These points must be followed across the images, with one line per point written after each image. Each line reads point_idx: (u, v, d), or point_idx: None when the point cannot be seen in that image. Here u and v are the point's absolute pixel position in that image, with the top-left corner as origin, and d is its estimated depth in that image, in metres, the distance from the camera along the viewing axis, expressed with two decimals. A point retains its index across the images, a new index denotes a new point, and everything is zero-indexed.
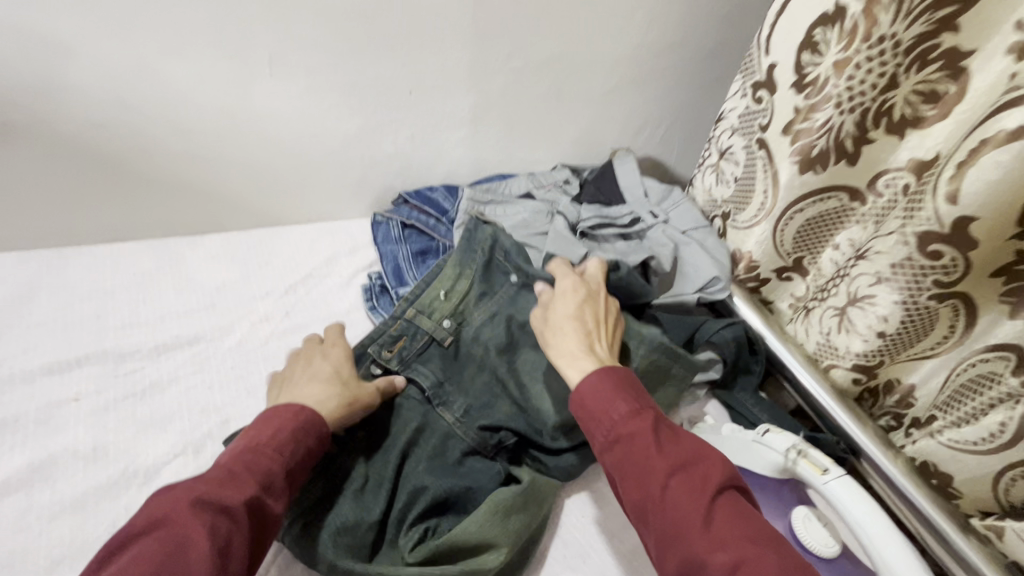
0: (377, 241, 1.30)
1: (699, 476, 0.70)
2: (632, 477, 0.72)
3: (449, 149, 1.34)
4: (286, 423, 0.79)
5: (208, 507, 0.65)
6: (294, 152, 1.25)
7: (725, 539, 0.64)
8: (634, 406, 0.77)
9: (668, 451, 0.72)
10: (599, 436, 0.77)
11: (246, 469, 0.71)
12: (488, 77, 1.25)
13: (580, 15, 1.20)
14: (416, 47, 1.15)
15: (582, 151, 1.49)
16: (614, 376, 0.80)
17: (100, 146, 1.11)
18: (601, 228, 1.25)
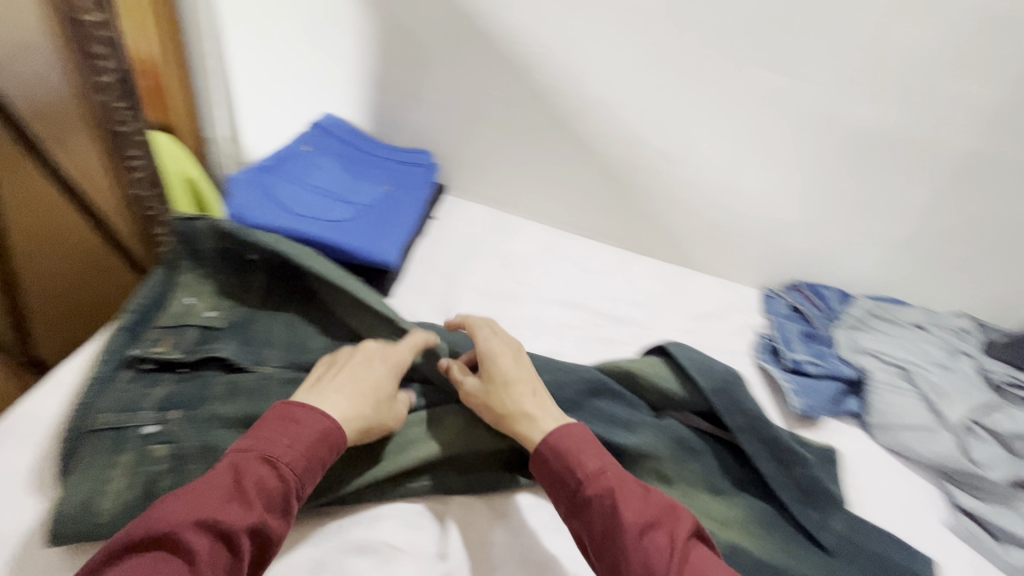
0: (767, 311, 0.89)
1: (666, 531, 0.44)
2: (595, 540, 0.45)
3: (904, 241, 0.86)
4: (325, 414, 0.49)
5: (261, 489, 0.42)
6: (830, 211, 0.85)
7: None
8: (605, 462, 0.49)
9: (635, 505, 0.45)
10: (568, 500, 0.49)
11: (290, 446, 0.45)
12: (962, 187, 0.79)
13: (918, 238, 0.85)
14: (880, 196, 0.82)
15: (991, 314, 0.91)
16: (575, 431, 0.52)
17: (847, 120, 0.76)
18: (1012, 386, 0.76)
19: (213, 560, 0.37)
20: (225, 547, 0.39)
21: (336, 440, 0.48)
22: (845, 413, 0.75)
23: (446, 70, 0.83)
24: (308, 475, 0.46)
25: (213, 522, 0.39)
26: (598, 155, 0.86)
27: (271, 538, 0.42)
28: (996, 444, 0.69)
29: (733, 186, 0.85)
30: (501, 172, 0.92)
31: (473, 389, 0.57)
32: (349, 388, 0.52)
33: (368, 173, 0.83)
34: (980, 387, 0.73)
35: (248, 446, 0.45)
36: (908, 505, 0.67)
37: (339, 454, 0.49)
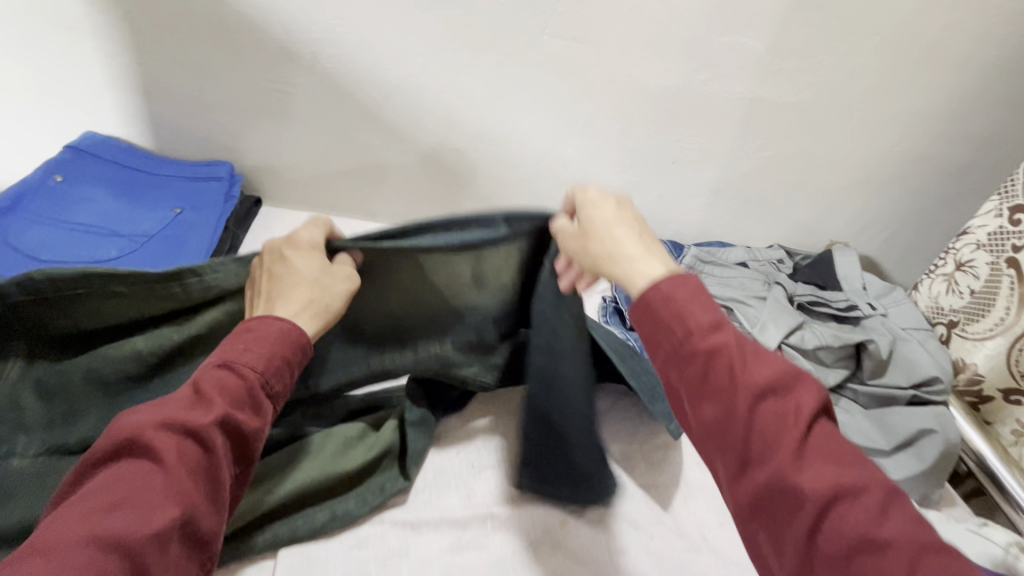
0: None
1: (790, 398, 0.35)
2: (696, 392, 0.37)
3: (715, 187, 0.92)
4: (275, 317, 0.46)
5: (223, 389, 0.41)
6: (647, 169, 0.89)
7: (824, 458, 0.33)
8: (720, 315, 0.39)
9: (755, 366, 0.36)
10: (667, 349, 0.40)
11: (249, 349, 0.44)
12: (749, 133, 0.86)
13: (726, 182, 0.92)
14: (687, 149, 0.87)
15: (796, 240, 1.02)
16: (689, 284, 0.41)
17: (641, 79, 0.78)
18: (814, 304, 0.86)
19: (181, 456, 0.38)
20: (193, 446, 0.39)
21: (296, 339, 0.46)
22: None
23: (223, 68, 0.73)
24: (272, 371, 0.44)
25: (174, 424, 0.39)
26: (415, 142, 0.82)
27: (246, 431, 0.42)
28: (804, 359, 0.77)
29: (555, 157, 0.85)
30: (322, 174, 0.85)
31: (569, 236, 0.50)
32: (291, 284, 0.48)
33: (147, 197, 0.73)
34: (789, 310, 0.81)
35: (212, 357, 0.44)
36: None
37: (308, 351, 0.47)
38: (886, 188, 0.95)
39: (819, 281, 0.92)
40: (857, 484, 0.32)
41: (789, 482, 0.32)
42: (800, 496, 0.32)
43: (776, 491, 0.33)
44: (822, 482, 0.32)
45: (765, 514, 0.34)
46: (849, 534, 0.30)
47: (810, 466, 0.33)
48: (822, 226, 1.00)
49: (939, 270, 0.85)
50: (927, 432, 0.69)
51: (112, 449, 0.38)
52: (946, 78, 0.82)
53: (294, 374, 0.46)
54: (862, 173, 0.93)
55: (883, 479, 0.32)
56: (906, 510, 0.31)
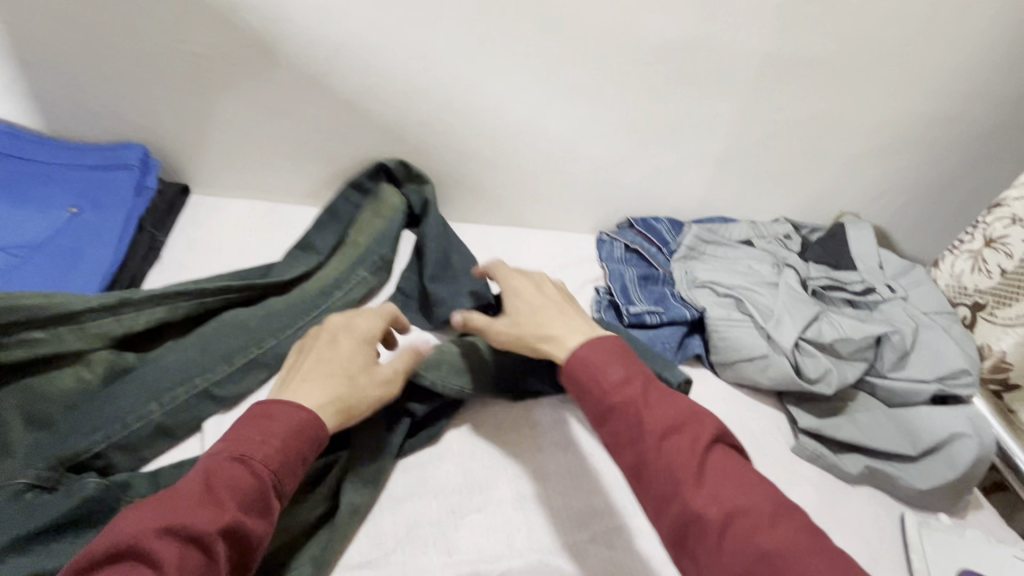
0: (603, 259, 0.82)
1: (688, 435, 0.39)
2: (617, 444, 0.41)
3: (719, 157, 0.81)
4: (300, 405, 0.43)
5: (235, 488, 0.37)
6: (644, 140, 0.77)
7: (726, 484, 0.37)
8: (632, 369, 0.43)
9: (659, 410, 0.40)
10: (588, 406, 0.43)
11: (264, 443, 0.39)
12: (762, 96, 0.74)
13: (731, 153, 0.81)
14: (691, 117, 0.75)
15: (803, 214, 0.93)
16: (605, 341, 0.45)
17: (641, 33, 0.65)
18: (829, 289, 0.77)
19: (181, 566, 0.33)
20: (196, 552, 0.34)
21: (316, 433, 0.42)
22: (690, 356, 0.71)
23: (120, 25, 0.58)
24: (286, 470, 0.40)
25: (180, 527, 0.34)
26: (373, 116, 0.69)
27: (250, 538, 0.37)
28: (824, 355, 0.69)
29: (539, 129, 0.73)
30: (260, 155, 0.71)
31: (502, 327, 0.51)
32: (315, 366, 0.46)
33: (38, 196, 0.61)
34: (804, 300, 0.72)
35: (218, 447, 0.40)
36: (756, 439, 0.65)
37: (324, 443, 0.43)
38: (904, 154, 0.85)
39: (831, 260, 0.83)
40: (747, 504, 0.36)
41: (693, 513, 0.37)
42: (701, 524, 0.36)
43: (688, 521, 0.37)
44: (717, 509, 0.36)
45: (683, 547, 0.37)
46: (755, 546, 0.34)
47: (708, 495, 0.37)
48: (832, 197, 0.91)
49: (964, 246, 0.76)
50: (960, 436, 0.62)
51: (101, 556, 0.33)
52: (986, 28, 0.72)
53: (306, 467, 0.42)
54: (883, 138, 0.83)
55: (770, 496, 0.37)
56: (795, 521, 0.36)
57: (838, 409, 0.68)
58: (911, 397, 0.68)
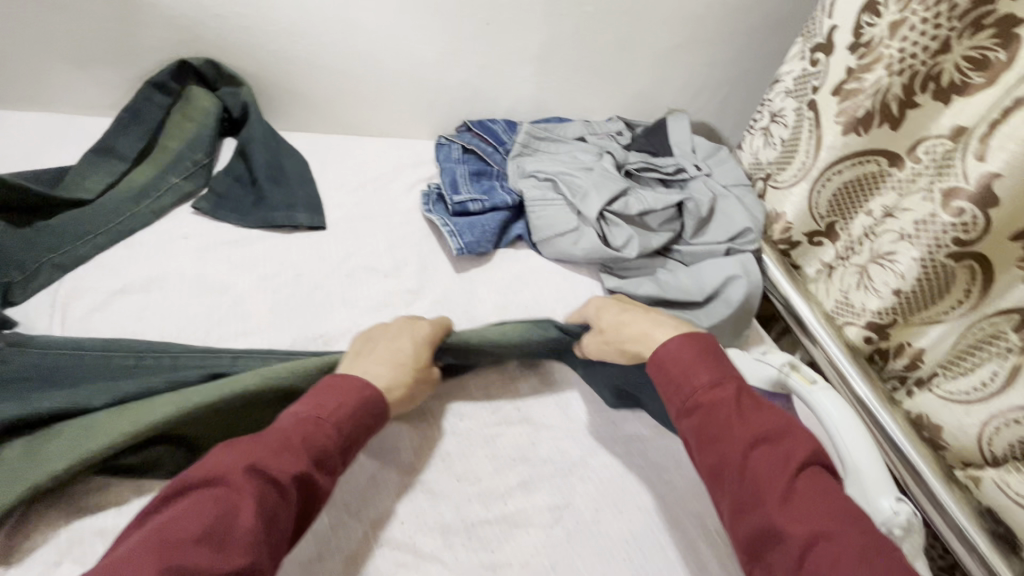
0: (438, 160, 0.84)
1: (782, 448, 0.42)
2: (699, 439, 0.45)
3: (540, 53, 0.85)
4: (366, 380, 0.47)
5: (310, 444, 0.41)
6: (462, 36, 0.79)
7: (814, 502, 0.39)
8: (724, 373, 0.47)
9: (753, 418, 0.44)
10: (677, 403, 0.47)
11: (338, 406, 0.44)
12: None
13: (551, 48, 0.84)
14: (501, 9, 0.77)
15: (634, 112, 0.99)
16: (706, 339, 0.49)
17: None
18: (643, 171, 0.84)
19: (261, 504, 0.37)
20: (272, 493, 0.38)
21: (378, 409, 0.46)
22: (512, 239, 0.76)
23: None
24: (351, 440, 0.44)
25: (264, 468, 0.38)
26: (164, 12, 0.66)
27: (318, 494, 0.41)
28: (630, 225, 0.76)
29: (347, 24, 0.73)
30: (38, 59, 0.67)
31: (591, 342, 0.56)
32: (388, 357, 0.50)
33: None
34: (615, 178, 0.78)
35: (297, 409, 0.44)
36: (569, 304, 0.71)
37: (382, 426, 0.47)
38: (713, 47, 0.92)
39: (651, 150, 0.90)
40: (837, 530, 0.37)
41: (775, 523, 0.39)
42: (783, 535, 0.38)
43: (766, 528, 0.39)
44: (801, 527, 0.38)
45: (756, 554, 0.39)
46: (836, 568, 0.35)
47: (796, 512, 0.39)
48: (658, 94, 0.97)
49: (758, 125, 0.85)
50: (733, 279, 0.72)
51: (195, 481, 0.37)
52: None
53: (366, 441, 0.46)
54: (690, 32, 0.89)
55: (861, 526, 0.37)
56: (888, 550, 0.36)
57: (642, 272, 0.75)
58: (704, 257, 0.77)
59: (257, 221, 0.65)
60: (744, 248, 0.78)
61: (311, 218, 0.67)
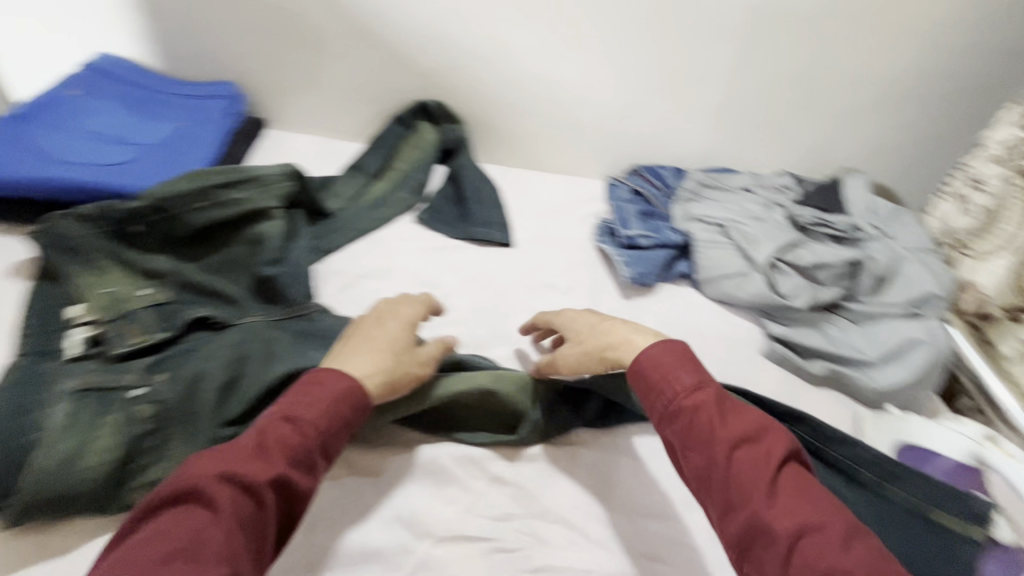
0: (609, 198, 0.92)
1: (762, 449, 0.41)
2: (683, 449, 0.44)
3: (719, 107, 0.90)
4: (343, 372, 0.45)
5: (284, 442, 0.40)
6: (648, 89, 0.87)
7: (801, 500, 0.39)
8: (704, 377, 0.46)
9: (731, 419, 0.43)
10: (659, 407, 0.46)
11: (312, 405, 0.42)
12: (752, 48, 0.84)
13: (730, 104, 0.90)
14: (690, 67, 0.85)
15: (803, 168, 0.99)
16: (679, 345, 0.48)
17: None
18: (816, 226, 0.84)
19: (236, 510, 0.35)
20: (249, 500, 0.36)
21: (357, 398, 0.44)
22: (676, 276, 0.80)
23: None
24: (333, 432, 0.42)
25: (238, 474, 0.37)
26: (415, 63, 0.83)
27: (299, 492, 0.39)
28: (800, 276, 0.76)
29: (552, 76, 0.85)
30: (318, 96, 0.87)
31: (569, 352, 0.55)
32: (378, 347, 0.49)
33: (158, 113, 0.76)
34: (787, 230, 0.80)
35: (273, 407, 0.42)
36: (729, 344, 0.73)
37: (363, 416, 0.45)
38: (899, 108, 0.91)
39: (824, 206, 0.90)
40: (820, 521, 0.37)
41: (764, 522, 0.38)
42: (771, 535, 0.37)
43: (755, 528, 0.38)
44: (789, 522, 0.37)
45: (747, 558, 0.38)
46: (826, 562, 0.35)
47: (783, 509, 0.38)
48: (832, 152, 0.97)
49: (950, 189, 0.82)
50: (917, 344, 0.69)
51: (158, 500, 0.35)
52: None
53: (347, 434, 0.44)
54: (876, 93, 0.89)
55: (845, 515, 0.38)
56: (866, 540, 0.37)
57: (810, 324, 0.75)
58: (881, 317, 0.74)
59: (462, 234, 0.78)
60: (929, 313, 0.74)
61: (502, 236, 0.78)
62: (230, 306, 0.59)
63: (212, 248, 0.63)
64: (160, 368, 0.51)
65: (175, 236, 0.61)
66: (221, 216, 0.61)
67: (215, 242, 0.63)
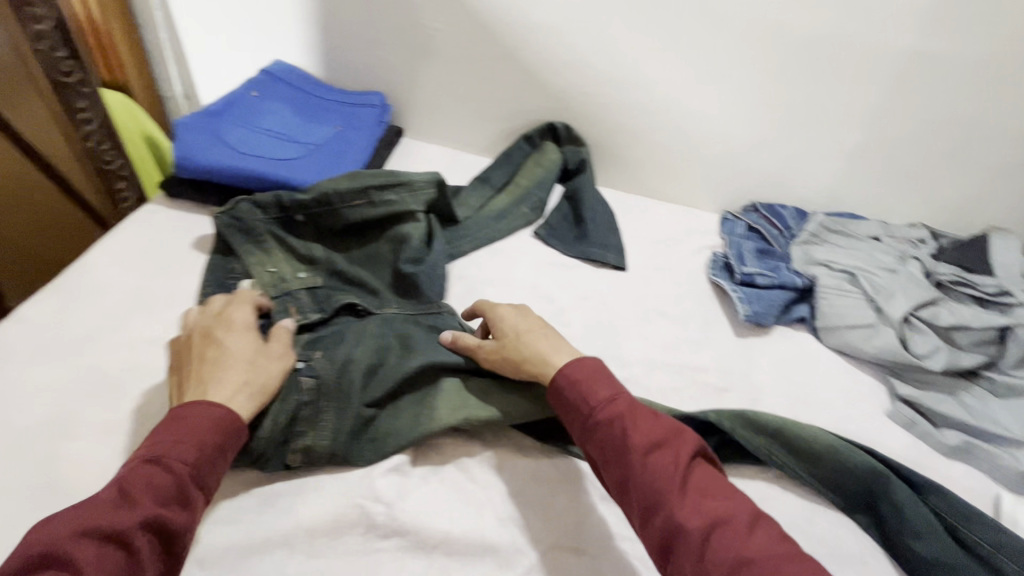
0: (725, 233, 0.91)
1: (671, 451, 0.44)
2: (605, 459, 0.46)
3: (854, 151, 0.87)
4: (209, 401, 0.45)
5: (150, 485, 0.39)
6: (781, 128, 0.86)
7: (704, 496, 0.42)
8: (618, 391, 0.48)
9: (642, 426, 0.45)
10: (579, 424, 0.48)
11: (178, 441, 0.42)
12: (902, 94, 0.80)
13: (867, 148, 0.87)
14: (830, 108, 0.83)
15: (938, 221, 0.93)
16: (592, 360, 0.50)
17: (790, 27, 0.76)
18: (956, 284, 0.79)
19: (98, 565, 0.35)
20: (117, 550, 0.36)
21: (230, 424, 0.44)
22: (793, 320, 0.77)
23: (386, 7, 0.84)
24: (203, 463, 0.42)
25: (96, 527, 0.36)
26: (551, 86, 0.87)
27: (175, 531, 0.39)
28: (936, 336, 0.71)
29: (683, 109, 0.86)
30: (454, 110, 0.93)
31: (491, 351, 0.55)
32: (241, 375, 0.48)
33: (318, 116, 0.84)
34: (924, 286, 0.75)
35: (139, 450, 0.42)
36: (851, 398, 0.69)
37: (241, 442, 0.45)
38: None
39: (966, 265, 0.83)
40: (728, 514, 0.40)
41: (676, 521, 0.40)
42: (685, 533, 0.40)
43: (670, 530, 0.41)
44: (698, 519, 0.40)
45: (669, 558, 0.41)
46: (736, 553, 0.38)
47: (689, 507, 0.41)
48: (975, 207, 0.91)
49: None
50: None
51: (22, 565, 0.34)
52: None
53: (225, 462, 0.44)
54: None
55: (748, 504, 0.41)
56: (767, 526, 0.40)
57: (945, 390, 0.69)
58: None
59: (578, 253, 0.80)
60: None
61: (618, 259, 0.80)
62: (373, 296, 0.64)
63: (360, 241, 0.68)
64: (315, 346, 0.56)
65: (330, 227, 0.67)
66: (371, 213, 0.67)
67: (363, 236, 0.68)
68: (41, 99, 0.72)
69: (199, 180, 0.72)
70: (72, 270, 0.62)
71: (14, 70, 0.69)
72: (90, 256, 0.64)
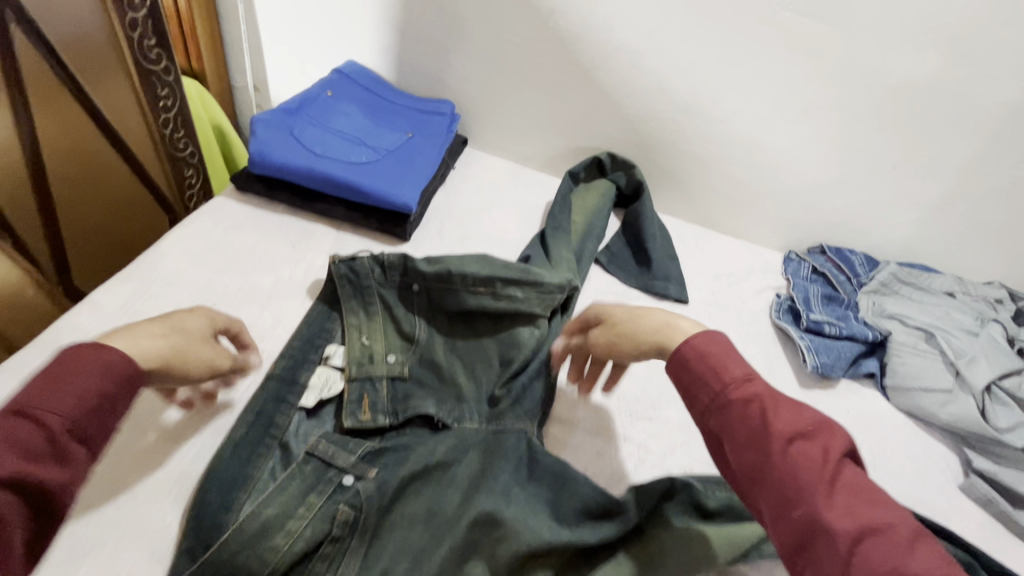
0: (790, 274, 0.87)
1: (817, 445, 0.39)
2: (734, 443, 0.41)
3: (938, 202, 0.83)
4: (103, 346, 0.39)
5: (14, 442, 0.34)
6: (862, 171, 0.82)
7: (852, 498, 0.37)
8: (752, 370, 0.44)
9: (784, 415, 0.41)
10: (703, 400, 0.44)
11: (56, 391, 0.36)
12: (999, 148, 0.77)
13: (951, 200, 0.83)
14: (919, 156, 0.79)
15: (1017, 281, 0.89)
16: (722, 338, 0.46)
17: (888, 69, 0.73)
18: None
19: None
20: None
21: (126, 373, 0.39)
22: (862, 375, 0.74)
23: (468, 16, 0.83)
24: (87, 415, 0.37)
25: None
26: (626, 109, 0.85)
27: (46, 484, 0.35)
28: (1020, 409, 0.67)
29: (761, 143, 0.83)
30: (522, 125, 0.92)
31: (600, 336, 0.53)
32: (162, 330, 0.44)
33: (389, 121, 0.84)
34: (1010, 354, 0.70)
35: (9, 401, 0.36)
36: (921, 466, 0.66)
37: (138, 390, 0.41)
38: None
39: None
40: (885, 522, 0.36)
41: (823, 520, 0.36)
42: (831, 533, 0.36)
43: (813, 530, 0.36)
44: (848, 522, 0.36)
45: (803, 560, 0.37)
46: (893, 566, 0.34)
47: (838, 505, 0.37)
48: None
49: None
50: None
51: None
52: None
53: (124, 409, 0.39)
54: None
55: (907, 516, 0.36)
56: (930, 545, 0.35)
57: None
58: None
59: (640, 284, 0.78)
60: None
61: (679, 292, 0.78)
62: (454, 402, 0.56)
63: (466, 332, 0.60)
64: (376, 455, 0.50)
65: (443, 308, 0.61)
66: (492, 307, 0.59)
67: (471, 327, 0.61)
68: (126, 84, 0.73)
69: (270, 177, 0.72)
70: (143, 259, 0.62)
71: (108, 57, 0.69)
72: (162, 246, 0.64)
